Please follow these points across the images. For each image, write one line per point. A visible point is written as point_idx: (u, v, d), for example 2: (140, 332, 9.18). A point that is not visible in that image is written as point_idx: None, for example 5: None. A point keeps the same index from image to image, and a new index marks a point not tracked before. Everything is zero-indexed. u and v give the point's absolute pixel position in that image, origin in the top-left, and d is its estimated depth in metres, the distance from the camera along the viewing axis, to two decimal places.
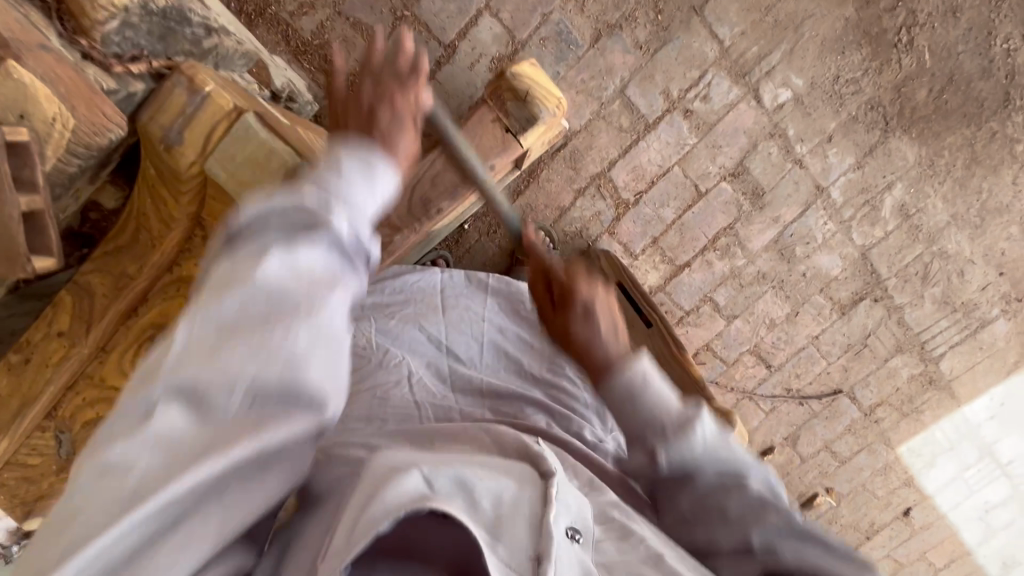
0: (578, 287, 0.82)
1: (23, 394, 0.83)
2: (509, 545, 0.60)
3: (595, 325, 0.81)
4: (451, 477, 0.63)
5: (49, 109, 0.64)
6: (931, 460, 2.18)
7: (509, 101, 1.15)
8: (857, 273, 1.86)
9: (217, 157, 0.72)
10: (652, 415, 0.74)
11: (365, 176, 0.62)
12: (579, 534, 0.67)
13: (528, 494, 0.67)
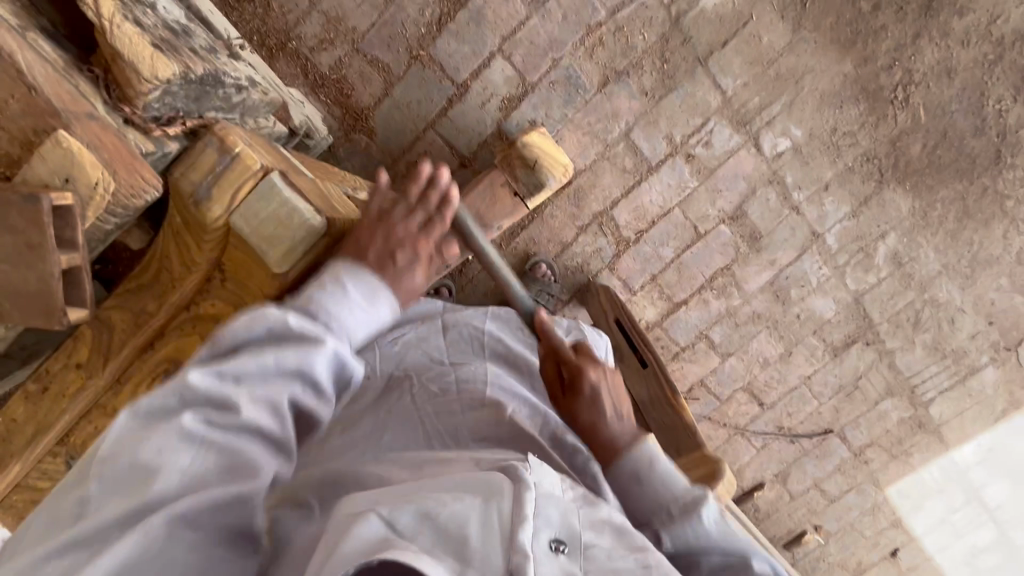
0: (589, 376, 1.06)
1: (39, 421, 0.85)
2: (478, 572, 0.65)
3: (602, 412, 1.04)
4: (414, 512, 0.69)
5: (93, 174, 0.70)
6: (919, 502, 2.21)
7: (519, 167, 1.39)
8: (850, 317, 1.90)
9: (243, 213, 0.76)
10: (656, 500, 0.95)
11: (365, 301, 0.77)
12: (563, 544, 0.72)
13: (506, 507, 0.71)
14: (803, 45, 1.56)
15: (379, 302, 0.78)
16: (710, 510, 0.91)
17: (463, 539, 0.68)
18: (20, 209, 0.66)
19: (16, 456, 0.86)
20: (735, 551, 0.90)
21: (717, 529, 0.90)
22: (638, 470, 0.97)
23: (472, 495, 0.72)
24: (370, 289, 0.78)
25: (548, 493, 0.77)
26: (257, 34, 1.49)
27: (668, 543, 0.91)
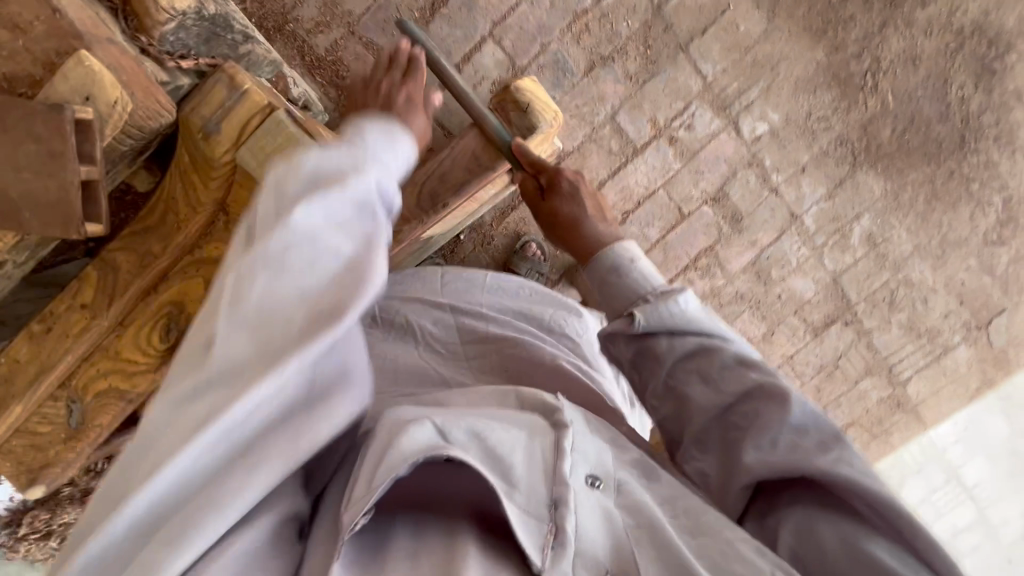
0: (562, 176, 1.15)
1: (43, 361, 0.87)
2: (527, 494, 0.63)
3: (580, 206, 1.12)
4: (466, 429, 0.64)
5: (113, 93, 0.73)
6: (901, 481, 2.26)
7: (512, 110, 1.33)
8: (829, 297, 1.97)
9: (250, 146, 0.76)
10: (632, 288, 0.94)
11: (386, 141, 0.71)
12: (598, 480, 0.70)
13: (544, 444, 0.69)
14: (778, 32, 1.66)
15: (397, 141, 0.72)
16: (684, 299, 0.88)
17: (510, 467, 0.64)
18: (47, 119, 0.70)
19: (17, 398, 0.87)
20: (705, 330, 0.85)
21: (698, 314, 0.87)
22: (614, 262, 0.98)
23: (515, 425, 0.69)
24: (382, 141, 0.70)
25: (583, 432, 0.75)
26: (255, 14, 1.52)
27: (640, 319, 0.86)
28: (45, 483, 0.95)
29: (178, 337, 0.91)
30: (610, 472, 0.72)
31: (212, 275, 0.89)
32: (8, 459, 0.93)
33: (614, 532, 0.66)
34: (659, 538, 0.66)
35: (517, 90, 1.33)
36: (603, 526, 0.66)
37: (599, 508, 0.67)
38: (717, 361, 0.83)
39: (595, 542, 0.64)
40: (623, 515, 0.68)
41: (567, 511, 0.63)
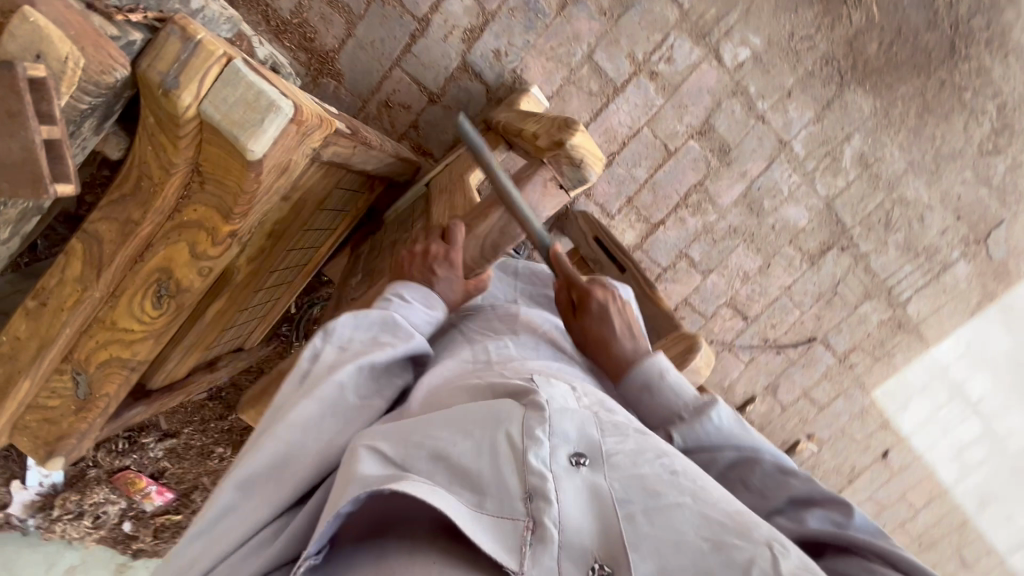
0: (593, 293, 0.89)
1: (42, 336, 0.89)
2: (495, 496, 0.54)
3: (611, 326, 0.87)
4: (427, 450, 0.56)
5: (63, 49, 0.65)
6: (905, 401, 2.29)
7: (565, 163, 1.02)
8: (823, 223, 1.96)
9: (212, 99, 0.75)
10: (668, 404, 0.79)
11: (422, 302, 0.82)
12: (583, 458, 0.58)
13: (516, 441, 0.56)
14: None
15: (435, 307, 0.84)
16: (719, 414, 0.76)
17: (476, 473, 0.55)
18: None
19: (23, 374, 0.90)
20: (744, 448, 0.73)
21: (734, 429, 0.75)
22: (646, 379, 0.81)
23: (476, 428, 0.57)
24: (424, 295, 0.84)
25: (565, 409, 0.61)
26: None
27: (678, 439, 0.76)
28: (64, 453, 0.99)
29: (170, 300, 0.94)
30: (599, 448, 0.59)
31: (197, 238, 0.90)
32: (25, 434, 0.97)
33: (602, 517, 0.54)
34: (653, 515, 0.54)
35: (571, 145, 1.00)
36: (593, 509, 0.54)
37: (583, 490, 0.55)
38: (757, 471, 0.72)
39: (580, 526, 0.53)
40: (614, 491, 0.55)
41: (544, 503, 0.53)
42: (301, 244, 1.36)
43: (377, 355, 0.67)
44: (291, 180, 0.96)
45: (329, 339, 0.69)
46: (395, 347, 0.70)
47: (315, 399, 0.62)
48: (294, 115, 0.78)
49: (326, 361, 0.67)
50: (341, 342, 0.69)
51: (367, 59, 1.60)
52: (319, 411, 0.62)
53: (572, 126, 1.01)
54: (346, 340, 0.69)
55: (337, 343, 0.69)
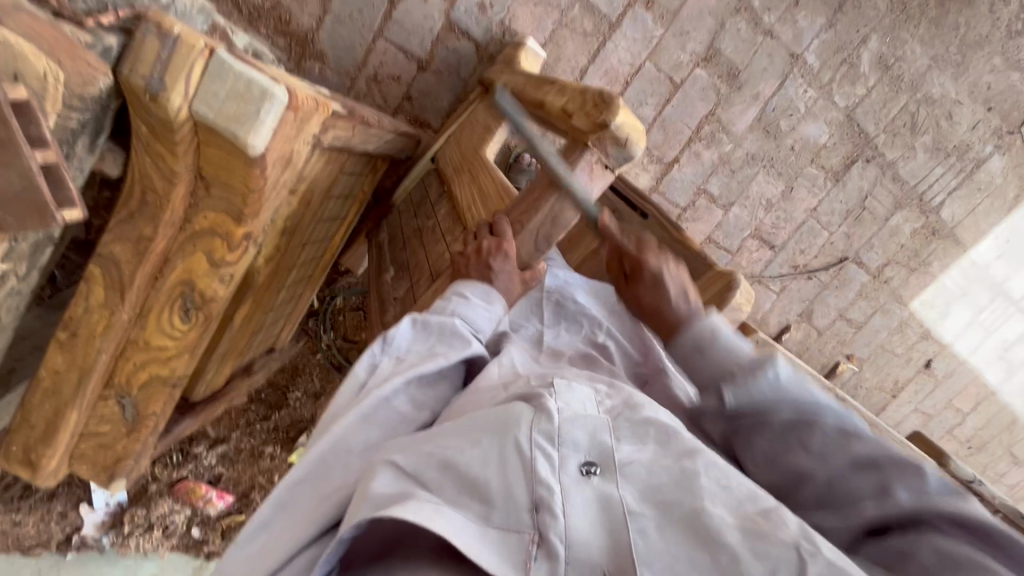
0: (647, 261, 0.84)
1: (80, 366, 0.89)
2: (505, 508, 0.53)
3: (665, 291, 0.81)
4: (437, 463, 0.56)
5: (39, 64, 0.60)
6: (945, 309, 2.23)
7: (610, 145, 0.93)
8: (846, 136, 1.87)
9: (202, 96, 0.71)
10: (723, 361, 0.68)
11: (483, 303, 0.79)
12: (594, 468, 0.57)
13: (527, 447, 0.57)
14: None
15: (494, 303, 0.80)
16: (780, 367, 0.63)
17: (483, 483, 0.55)
18: None
19: (70, 405, 0.90)
20: (802, 405, 0.61)
21: (798, 386, 0.62)
22: (695, 340, 0.72)
23: (487, 433, 0.58)
24: (483, 292, 0.80)
25: (575, 412, 0.61)
26: None
27: (729, 396, 0.64)
28: (125, 475, 1.00)
29: (198, 312, 0.92)
30: (611, 455, 0.59)
31: (213, 245, 0.87)
32: (84, 462, 0.98)
33: (611, 527, 0.53)
34: (665, 528, 0.53)
35: (613, 125, 0.89)
36: (601, 519, 0.54)
37: (592, 501, 0.55)
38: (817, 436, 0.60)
39: (590, 537, 0.52)
40: (625, 499, 0.55)
41: (550, 515, 0.52)
42: (314, 237, 1.33)
43: (423, 367, 0.65)
44: (296, 171, 0.92)
45: (386, 349, 0.68)
46: (447, 356, 0.68)
47: (357, 414, 0.61)
48: (287, 100, 0.73)
49: (380, 373, 0.66)
50: (397, 353, 0.68)
51: (348, 34, 1.52)
52: (363, 424, 0.61)
53: (610, 102, 0.89)
54: (397, 354, 0.68)
55: (394, 352, 0.68)
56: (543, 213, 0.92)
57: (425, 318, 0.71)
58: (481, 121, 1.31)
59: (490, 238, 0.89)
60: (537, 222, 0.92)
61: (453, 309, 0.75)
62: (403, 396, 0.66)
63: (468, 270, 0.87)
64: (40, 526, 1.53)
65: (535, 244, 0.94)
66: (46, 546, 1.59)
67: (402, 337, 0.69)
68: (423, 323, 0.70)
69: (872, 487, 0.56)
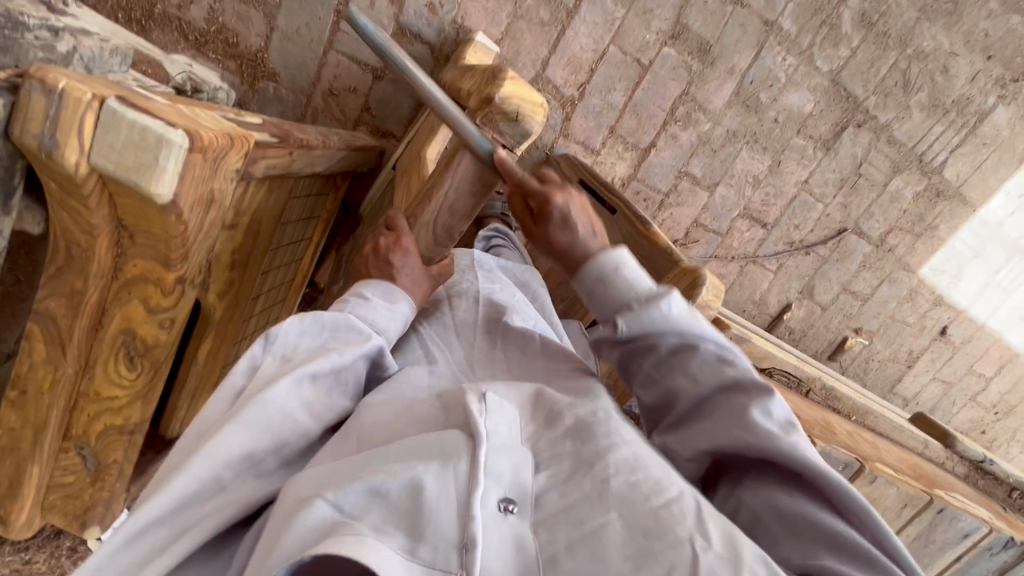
0: (551, 196, 0.81)
1: (34, 421, 0.89)
2: (433, 542, 0.50)
3: (574, 230, 0.79)
4: (365, 489, 0.53)
5: None
6: (958, 273, 2.12)
7: (499, 120, 0.93)
8: (833, 102, 1.77)
9: (99, 149, 0.69)
10: (620, 292, 0.73)
11: (387, 302, 0.75)
12: (512, 504, 0.54)
13: (455, 479, 0.54)
14: None
15: (398, 301, 0.77)
16: (670, 302, 0.71)
17: (412, 513, 0.51)
18: None
19: (30, 461, 0.91)
20: (691, 335, 0.69)
21: (685, 317, 0.70)
22: (600, 271, 0.75)
23: (424, 459, 0.55)
24: (386, 291, 0.77)
25: (503, 439, 0.58)
26: (118, 7, 1.37)
27: (621, 324, 0.71)
28: (98, 521, 1.01)
29: (143, 359, 0.90)
30: (528, 488, 0.56)
31: (147, 292, 0.86)
32: (56, 512, 0.99)
33: (524, 564, 0.50)
34: (576, 548, 0.52)
35: (499, 99, 0.91)
36: (513, 555, 0.50)
37: (508, 539, 0.51)
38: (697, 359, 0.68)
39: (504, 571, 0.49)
40: (540, 542, 0.52)
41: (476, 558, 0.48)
42: (277, 262, 1.32)
43: (314, 364, 0.61)
44: (227, 207, 0.90)
45: (269, 348, 0.63)
46: (341, 353, 0.65)
47: (242, 425, 0.56)
48: (187, 145, 0.70)
49: (264, 374, 0.61)
50: (283, 352, 0.64)
51: (298, 50, 1.49)
52: (248, 437, 0.56)
53: (500, 75, 0.92)
54: (287, 348, 0.64)
55: (279, 352, 0.64)
56: (441, 200, 0.91)
57: (313, 314, 0.67)
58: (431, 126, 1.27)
59: (388, 233, 0.86)
60: (433, 208, 0.91)
61: (349, 308, 0.72)
62: (297, 399, 0.61)
63: (369, 267, 0.83)
64: (51, 562, 1.57)
65: (435, 235, 0.93)
66: None
67: (287, 332, 0.64)
68: (312, 316, 0.66)
69: (729, 406, 0.64)
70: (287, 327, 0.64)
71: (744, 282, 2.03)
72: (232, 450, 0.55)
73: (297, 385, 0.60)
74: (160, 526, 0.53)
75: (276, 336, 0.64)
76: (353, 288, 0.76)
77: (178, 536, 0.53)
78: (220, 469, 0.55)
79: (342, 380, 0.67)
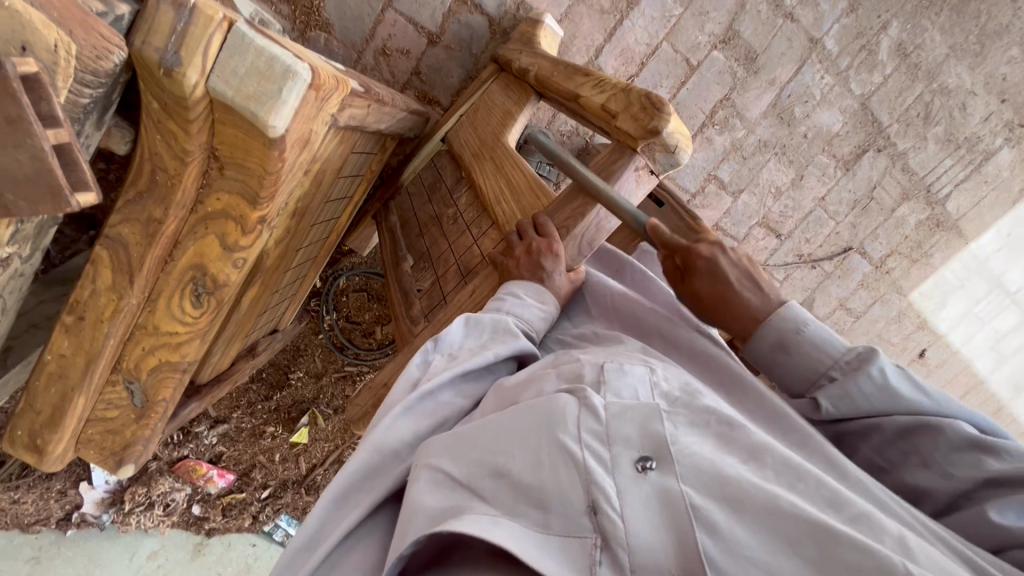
0: (698, 250, 0.81)
1: (87, 350, 0.85)
2: (562, 513, 0.50)
3: (723, 280, 0.79)
4: (487, 466, 0.53)
5: (50, 35, 0.54)
6: (943, 299, 2.25)
7: (658, 151, 0.88)
8: (859, 125, 1.85)
9: (220, 73, 0.67)
10: (814, 360, 0.71)
11: (530, 297, 0.76)
12: (651, 461, 0.53)
13: (576, 449, 0.53)
14: None
15: (546, 302, 0.78)
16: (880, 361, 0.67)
17: (540, 484, 0.52)
18: None
19: (77, 391, 0.87)
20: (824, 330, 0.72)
21: (904, 386, 0.65)
22: (779, 337, 0.73)
23: (537, 431, 0.55)
24: (536, 290, 0.78)
25: (624, 405, 0.58)
26: None
27: (827, 405, 0.67)
28: (134, 460, 0.98)
29: (210, 297, 0.88)
30: (666, 445, 0.54)
31: (226, 228, 0.83)
32: (90, 447, 0.96)
33: (677, 525, 0.49)
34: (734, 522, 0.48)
35: (665, 133, 0.85)
36: (662, 516, 0.50)
37: (653, 498, 0.51)
38: (867, 380, 0.66)
39: (654, 545, 0.48)
40: (687, 495, 0.51)
41: (609, 520, 0.49)
42: (320, 219, 1.29)
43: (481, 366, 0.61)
44: (312, 153, 0.88)
45: (437, 347, 0.64)
46: (500, 351, 0.65)
47: (403, 406, 0.58)
48: (310, 79, 0.69)
49: (434, 371, 0.62)
50: (450, 351, 0.65)
51: (356, 4, 1.45)
52: (406, 413, 0.58)
53: (660, 106, 0.85)
54: (450, 348, 0.65)
55: (446, 350, 0.65)
56: (590, 217, 0.87)
57: (473, 316, 0.68)
58: (500, 104, 1.26)
59: (537, 239, 0.84)
60: (583, 227, 0.86)
61: (507, 306, 0.73)
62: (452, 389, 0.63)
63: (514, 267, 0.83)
64: (39, 503, 1.53)
65: (579, 248, 0.88)
66: (44, 525, 1.58)
67: (452, 336, 0.65)
68: (472, 317, 0.68)
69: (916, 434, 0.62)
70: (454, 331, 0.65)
71: None
72: (398, 427, 0.57)
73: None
74: (341, 507, 0.53)
75: (441, 341, 0.65)
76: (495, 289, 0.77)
77: (350, 509, 0.53)
78: (388, 440, 0.56)
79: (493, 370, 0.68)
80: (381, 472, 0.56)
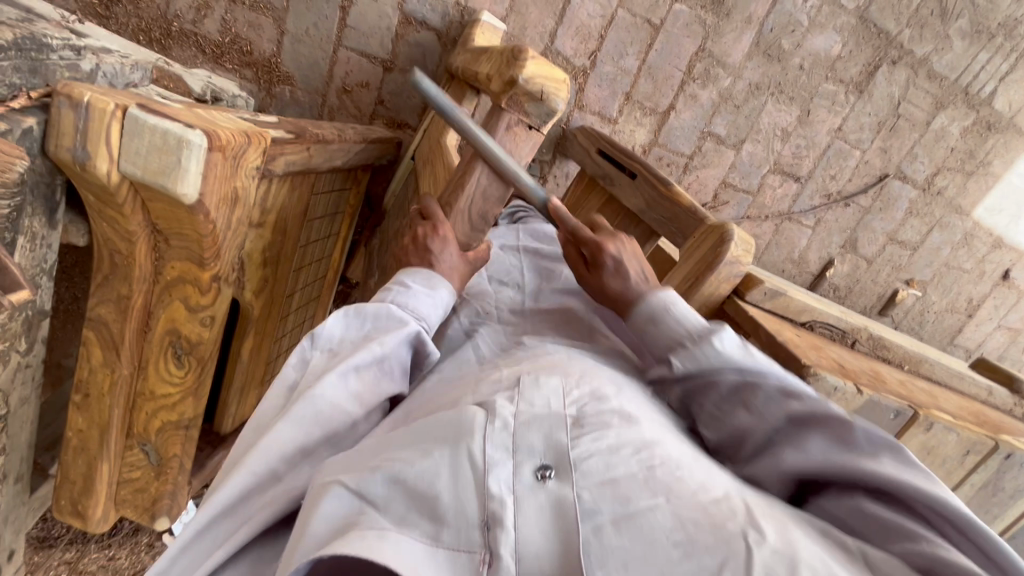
0: (605, 246, 0.87)
1: (99, 422, 0.95)
2: (454, 527, 0.50)
3: (626, 276, 0.85)
4: (384, 479, 0.53)
5: None
6: (1016, 211, 1.97)
7: (525, 101, 0.87)
8: (862, 41, 1.68)
9: (126, 156, 0.72)
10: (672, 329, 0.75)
11: (427, 290, 0.78)
12: (549, 471, 0.52)
13: (479, 460, 0.52)
14: None
15: (438, 288, 0.79)
16: (724, 337, 0.70)
17: (435, 500, 0.51)
18: None
19: (99, 459, 0.97)
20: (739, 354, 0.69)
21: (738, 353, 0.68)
22: (651, 311, 0.79)
23: (439, 445, 0.53)
24: (425, 278, 0.80)
25: (535, 414, 0.57)
26: (139, 29, 1.44)
27: (677, 363, 0.72)
28: (165, 512, 1.08)
29: (189, 356, 0.96)
30: (567, 453, 0.53)
31: (187, 292, 0.90)
32: (127, 506, 1.06)
33: (567, 540, 0.48)
34: (622, 526, 0.48)
35: (523, 80, 0.85)
36: (551, 526, 0.49)
37: (547, 508, 0.50)
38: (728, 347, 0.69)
39: (543, 556, 0.47)
40: (578, 500, 0.50)
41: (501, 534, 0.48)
42: (307, 261, 1.35)
43: (357, 356, 0.63)
44: (251, 206, 0.93)
45: (316, 343, 0.67)
46: (382, 342, 0.66)
47: (289, 418, 0.59)
48: (207, 144, 0.73)
49: (312, 368, 0.65)
50: (329, 344, 0.67)
51: (309, 51, 1.52)
52: (295, 428, 0.59)
53: (520, 55, 0.86)
54: (333, 343, 0.67)
55: (325, 345, 0.67)
56: (473, 188, 0.91)
57: (356, 309, 0.69)
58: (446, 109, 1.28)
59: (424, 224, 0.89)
60: (466, 200, 0.91)
61: (391, 296, 0.74)
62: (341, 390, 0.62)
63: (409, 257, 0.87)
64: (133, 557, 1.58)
65: (471, 222, 0.93)
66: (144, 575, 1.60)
67: (332, 325, 0.68)
68: (355, 305, 0.70)
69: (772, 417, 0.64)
70: (335, 322, 0.68)
71: (782, 241, 1.93)
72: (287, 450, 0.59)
73: (342, 376, 0.62)
74: (224, 521, 0.58)
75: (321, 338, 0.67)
76: (396, 280, 0.79)
77: (234, 527, 0.57)
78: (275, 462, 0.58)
79: (387, 368, 0.68)
80: (263, 490, 0.58)
